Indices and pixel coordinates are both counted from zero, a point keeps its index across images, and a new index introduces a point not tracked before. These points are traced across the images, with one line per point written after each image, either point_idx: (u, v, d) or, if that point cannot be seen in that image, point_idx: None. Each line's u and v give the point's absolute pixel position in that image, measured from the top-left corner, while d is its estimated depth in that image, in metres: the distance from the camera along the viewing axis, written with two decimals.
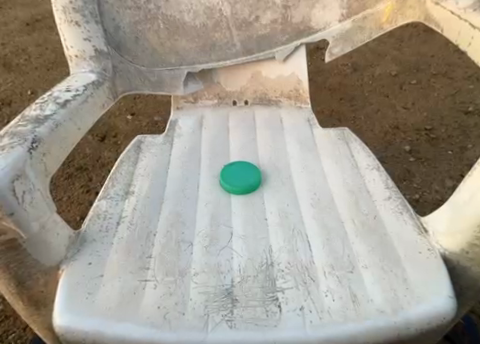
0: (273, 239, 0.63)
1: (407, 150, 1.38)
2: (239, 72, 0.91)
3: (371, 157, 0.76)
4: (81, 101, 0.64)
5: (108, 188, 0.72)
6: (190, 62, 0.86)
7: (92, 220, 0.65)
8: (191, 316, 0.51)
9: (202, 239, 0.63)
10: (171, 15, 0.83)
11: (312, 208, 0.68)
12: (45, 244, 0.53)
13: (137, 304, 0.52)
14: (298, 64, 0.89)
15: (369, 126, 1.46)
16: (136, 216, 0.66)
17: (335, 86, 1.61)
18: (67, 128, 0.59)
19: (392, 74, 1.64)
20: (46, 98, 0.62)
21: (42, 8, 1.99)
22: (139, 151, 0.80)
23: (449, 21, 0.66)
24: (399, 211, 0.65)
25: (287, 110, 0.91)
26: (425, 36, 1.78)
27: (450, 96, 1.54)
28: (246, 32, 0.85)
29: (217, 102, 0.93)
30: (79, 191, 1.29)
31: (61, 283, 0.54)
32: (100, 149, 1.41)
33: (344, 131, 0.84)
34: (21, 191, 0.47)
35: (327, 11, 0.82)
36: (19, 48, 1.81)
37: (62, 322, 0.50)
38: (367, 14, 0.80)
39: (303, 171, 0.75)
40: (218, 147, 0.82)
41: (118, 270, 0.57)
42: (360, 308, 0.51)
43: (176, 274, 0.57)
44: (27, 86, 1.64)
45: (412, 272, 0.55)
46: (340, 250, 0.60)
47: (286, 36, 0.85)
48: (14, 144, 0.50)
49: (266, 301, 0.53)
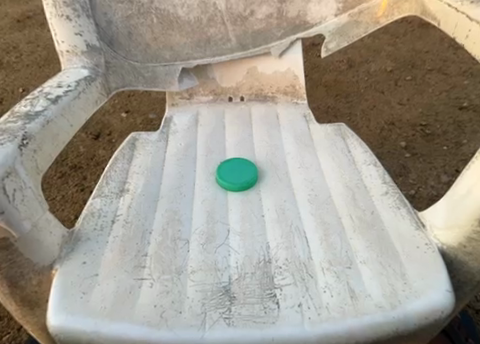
0: (270, 236, 0.62)
1: (403, 146, 1.37)
2: (235, 68, 0.90)
3: (368, 152, 0.76)
4: (73, 97, 0.63)
5: (102, 186, 0.70)
6: (184, 58, 0.85)
7: (86, 218, 0.64)
8: (188, 314, 0.50)
9: (198, 236, 0.62)
10: (165, 9, 0.82)
11: (309, 204, 0.67)
12: (38, 243, 0.52)
13: (133, 303, 0.51)
14: (294, 59, 0.89)
15: (365, 122, 1.46)
16: (131, 214, 0.65)
17: (330, 82, 1.60)
18: (58, 125, 0.57)
19: (387, 70, 1.63)
20: (37, 95, 0.61)
21: (33, 5, 1.97)
22: (134, 149, 0.79)
23: (445, 14, 0.65)
24: (396, 206, 0.65)
25: (283, 106, 0.90)
26: (419, 32, 1.77)
27: (445, 92, 1.53)
28: (242, 27, 0.84)
29: (213, 98, 0.92)
30: (73, 190, 1.28)
31: (55, 283, 0.53)
32: (94, 148, 1.40)
33: (341, 126, 0.83)
34: (12, 190, 0.46)
35: (323, 5, 0.82)
36: (11, 45, 1.79)
37: (56, 323, 0.49)
38: (362, 8, 0.80)
39: (299, 167, 0.74)
40: (214, 143, 0.81)
41: (113, 269, 0.56)
42: (359, 303, 0.51)
43: (172, 273, 0.56)
44: (19, 83, 1.62)
45: (411, 267, 0.54)
46: (337, 245, 0.59)
47: (281, 30, 0.84)
48: (4, 141, 0.49)
49: (264, 298, 0.52)
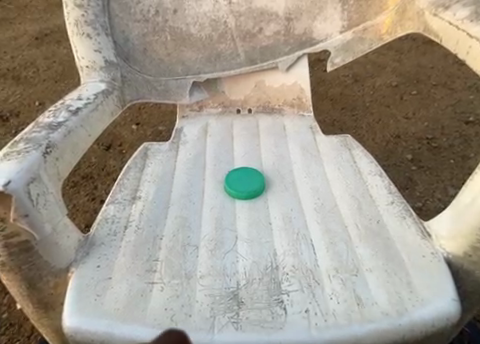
0: (277, 243, 0.64)
1: (409, 159, 1.39)
2: (243, 81, 0.93)
3: (373, 163, 0.78)
4: (91, 109, 0.66)
5: (115, 194, 0.73)
6: (195, 72, 0.88)
7: (100, 224, 0.67)
8: (198, 318, 0.52)
9: (207, 243, 0.64)
10: (178, 27, 0.86)
11: (316, 213, 0.69)
12: (57, 246, 0.54)
13: (144, 306, 0.53)
14: (301, 73, 0.91)
15: (371, 135, 1.48)
16: (143, 220, 0.68)
17: (336, 96, 1.63)
18: (78, 134, 0.61)
19: (392, 84, 1.66)
20: (58, 106, 0.64)
21: (50, 23, 2.04)
22: (145, 158, 0.82)
23: (447, 32, 0.68)
24: (402, 216, 0.66)
25: (290, 118, 0.92)
26: (424, 48, 1.80)
27: (451, 106, 1.55)
28: (250, 43, 0.87)
29: (222, 110, 0.95)
30: (84, 199, 1.31)
31: (70, 285, 0.55)
32: (105, 158, 1.43)
33: (347, 138, 0.85)
34: (35, 194, 0.48)
35: (329, 23, 0.84)
36: (28, 60, 1.84)
37: (72, 323, 0.51)
38: (367, 25, 0.82)
39: (306, 177, 0.77)
40: (223, 153, 0.84)
41: (126, 272, 0.58)
42: (365, 310, 0.52)
43: (182, 277, 0.58)
44: (35, 97, 1.67)
45: (416, 275, 0.56)
46: (344, 253, 0.61)
47: (288, 46, 0.88)
48: (30, 149, 0.52)
49: (271, 304, 0.54)
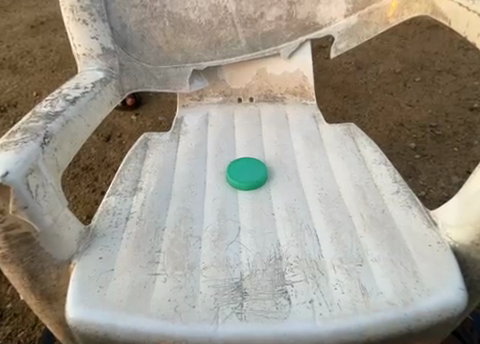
0: (281, 233, 0.63)
1: (413, 147, 1.38)
2: (244, 70, 0.91)
3: (378, 151, 0.77)
4: (89, 98, 0.65)
5: (116, 185, 0.72)
6: (195, 60, 0.86)
7: (101, 216, 0.66)
8: (201, 309, 0.51)
9: (210, 234, 0.63)
10: (177, 12, 0.84)
11: (320, 203, 0.68)
12: (58, 238, 0.54)
13: (147, 298, 0.53)
14: (304, 60, 0.90)
15: (374, 123, 1.47)
16: (145, 211, 0.67)
17: (338, 84, 1.61)
18: (77, 125, 0.59)
19: (395, 72, 1.64)
20: (56, 96, 0.63)
21: (46, 11, 2.01)
22: (146, 148, 0.81)
23: (456, 14, 0.66)
24: (407, 205, 0.65)
25: (292, 106, 0.91)
26: (428, 34, 1.78)
27: (455, 93, 1.53)
28: (252, 29, 0.86)
29: (223, 99, 0.93)
30: (86, 191, 1.30)
31: (72, 277, 0.55)
32: (105, 150, 1.42)
33: (350, 126, 0.84)
34: (35, 186, 0.47)
35: (333, 6, 0.82)
36: (24, 50, 1.82)
37: (75, 316, 0.50)
38: (372, 8, 0.80)
39: (309, 167, 0.75)
40: (224, 143, 0.83)
41: (128, 264, 0.57)
42: (371, 300, 0.52)
43: (185, 268, 0.57)
44: (32, 87, 1.65)
45: (422, 266, 0.55)
46: (348, 243, 0.60)
47: (291, 32, 0.86)
48: (27, 140, 0.51)
49: (276, 294, 0.53)
